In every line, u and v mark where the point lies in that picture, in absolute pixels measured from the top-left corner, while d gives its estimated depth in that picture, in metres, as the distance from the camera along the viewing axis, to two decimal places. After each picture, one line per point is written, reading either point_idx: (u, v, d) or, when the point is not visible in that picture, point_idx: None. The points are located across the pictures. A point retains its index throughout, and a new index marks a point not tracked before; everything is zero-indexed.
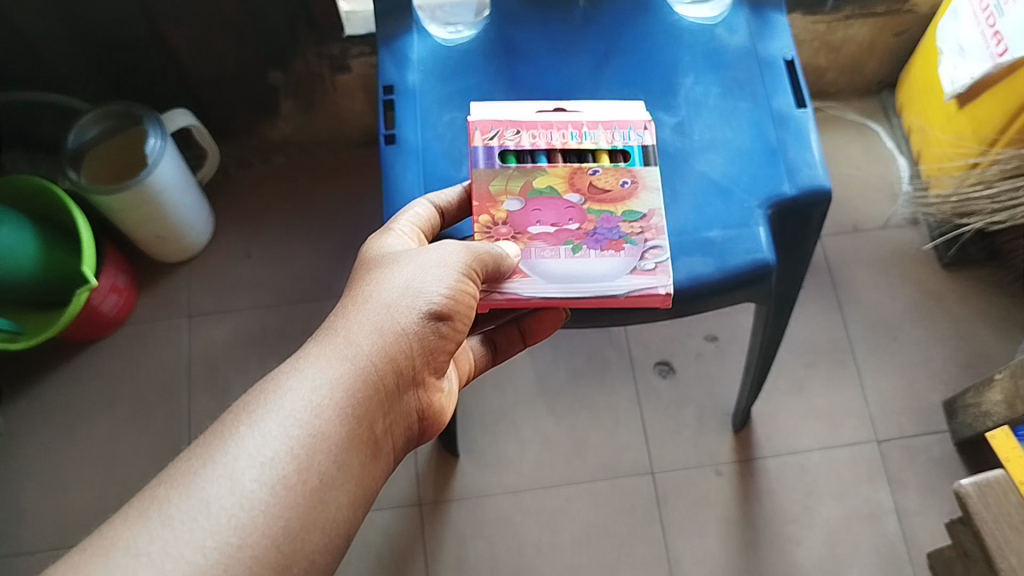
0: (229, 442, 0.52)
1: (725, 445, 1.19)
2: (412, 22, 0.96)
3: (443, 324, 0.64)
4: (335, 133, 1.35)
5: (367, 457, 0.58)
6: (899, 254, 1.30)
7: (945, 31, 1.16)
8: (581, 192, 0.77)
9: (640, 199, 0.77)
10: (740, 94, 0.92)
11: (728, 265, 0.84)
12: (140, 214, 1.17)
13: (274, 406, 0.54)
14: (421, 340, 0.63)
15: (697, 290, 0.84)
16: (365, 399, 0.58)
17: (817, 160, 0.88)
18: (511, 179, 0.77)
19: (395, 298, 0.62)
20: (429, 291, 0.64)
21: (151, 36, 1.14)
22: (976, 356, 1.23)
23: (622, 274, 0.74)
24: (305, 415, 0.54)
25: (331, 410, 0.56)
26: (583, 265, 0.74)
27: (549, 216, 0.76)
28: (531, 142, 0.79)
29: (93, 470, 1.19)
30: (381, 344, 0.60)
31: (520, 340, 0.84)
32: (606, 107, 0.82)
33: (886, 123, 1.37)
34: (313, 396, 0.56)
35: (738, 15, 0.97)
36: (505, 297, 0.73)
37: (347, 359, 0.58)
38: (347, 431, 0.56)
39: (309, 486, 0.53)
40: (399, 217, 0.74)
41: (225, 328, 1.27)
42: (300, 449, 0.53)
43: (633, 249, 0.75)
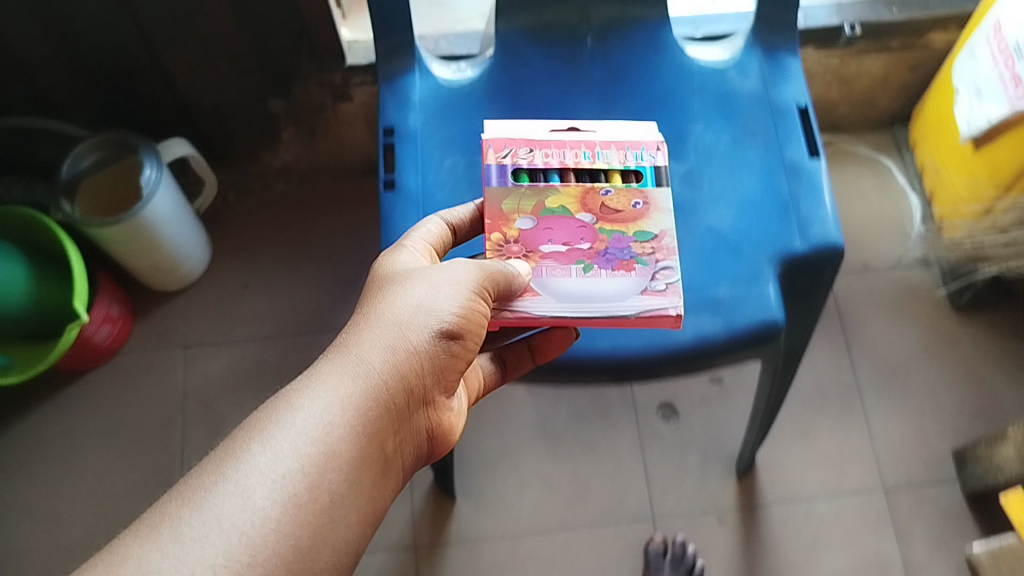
0: (239, 459, 0.50)
1: (728, 490, 1.16)
2: (414, 61, 0.92)
3: (458, 343, 0.60)
4: (336, 160, 1.32)
5: (377, 474, 0.55)
6: (911, 294, 1.26)
7: (961, 70, 1.13)
8: (592, 212, 0.73)
9: (653, 219, 0.73)
10: (751, 144, 0.90)
11: (736, 324, 0.82)
12: (135, 245, 1.14)
13: (284, 425, 0.52)
14: (435, 358, 0.59)
15: (705, 350, 0.82)
16: (377, 417, 0.55)
17: (830, 215, 0.85)
18: (523, 199, 0.73)
19: (409, 314, 0.59)
20: (442, 307, 0.60)
21: (149, 61, 1.11)
22: (988, 403, 1.20)
23: (632, 294, 0.70)
24: (316, 434, 0.52)
25: (342, 428, 0.53)
26: (594, 285, 0.70)
27: (561, 236, 0.72)
28: (543, 161, 0.74)
29: (84, 506, 1.16)
30: (395, 361, 0.57)
31: (529, 359, 0.79)
32: (621, 128, 0.78)
33: (899, 158, 1.34)
34: (325, 413, 0.53)
35: (751, 58, 0.94)
36: (513, 314, 0.68)
37: (360, 375, 0.55)
38: (359, 449, 0.53)
39: (319, 505, 0.50)
40: (412, 233, 0.71)
41: (221, 360, 1.25)
42: (311, 467, 0.51)
43: (647, 270, 0.71)
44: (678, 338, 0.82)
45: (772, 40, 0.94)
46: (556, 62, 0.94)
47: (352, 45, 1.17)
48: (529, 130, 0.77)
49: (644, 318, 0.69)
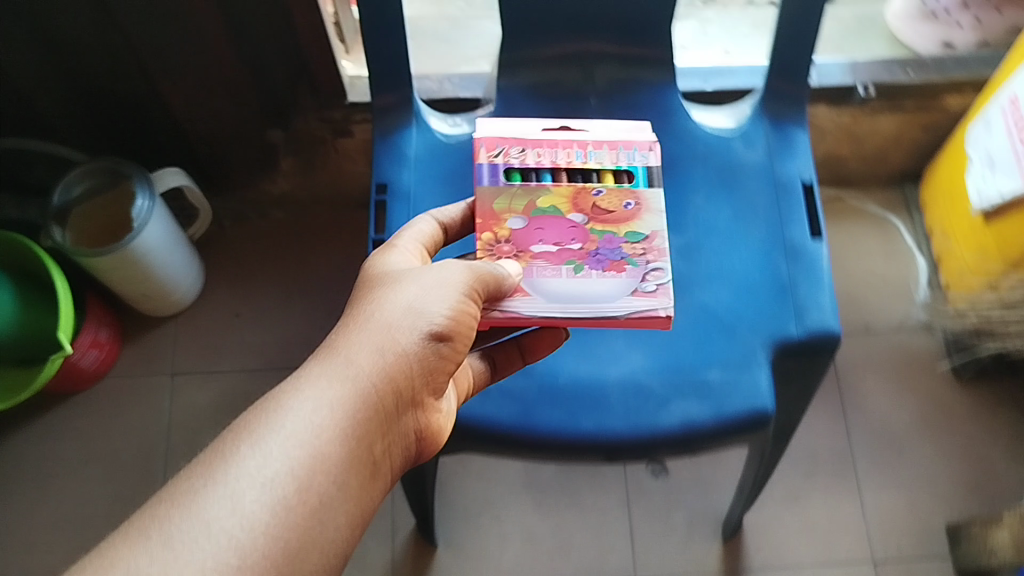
0: (225, 462, 0.47)
1: (713, 553, 1.15)
2: (412, 115, 0.90)
3: (447, 343, 0.59)
4: (336, 191, 1.31)
5: (367, 477, 0.53)
6: (910, 360, 1.25)
7: (975, 138, 1.10)
8: (585, 213, 0.76)
9: (643, 220, 0.76)
10: (752, 220, 0.87)
11: (725, 411, 0.80)
12: (125, 274, 1.13)
13: (274, 427, 0.49)
14: (425, 360, 0.57)
15: (691, 437, 0.80)
16: (368, 418, 0.53)
17: (828, 301, 0.83)
18: (515, 199, 0.76)
19: (400, 314, 0.57)
20: (433, 309, 0.59)
21: (148, 91, 1.08)
22: (983, 477, 1.18)
23: (622, 295, 0.72)
24: (305, 435, 0.50)
25: (332, 429, 0.51)
26: (584, 286, 0.72)
27: (551, 237, 0.75)
28: (536, 160, 0.78)
29: (61, 534, 1.15)
30: (386, 361, 0.55)
31: (520, 359, 0.79)
32: (613, 128, 0.82)
33: (908, 218, 1.32)
34: (314, 415, 0.51)
35: (758, 129, 0.91)
36: (503, 313, 0.70)
37: (350, 375, 0.53)
38: (349, 451, 0.51)
39: (309, 508, 0.48)
40: (404, 233, 0.71)
41: (208, 391, 1.24)
42: (300, 469, 0.49)
43: (637, 269, 0.74)
44: (665, 423, 0.80)
45: (779, 111, 0.91)
46: (558, 102, 0.90)
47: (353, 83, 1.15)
48: (524, 129, 0.81)
49: (635, 319, 0.72)
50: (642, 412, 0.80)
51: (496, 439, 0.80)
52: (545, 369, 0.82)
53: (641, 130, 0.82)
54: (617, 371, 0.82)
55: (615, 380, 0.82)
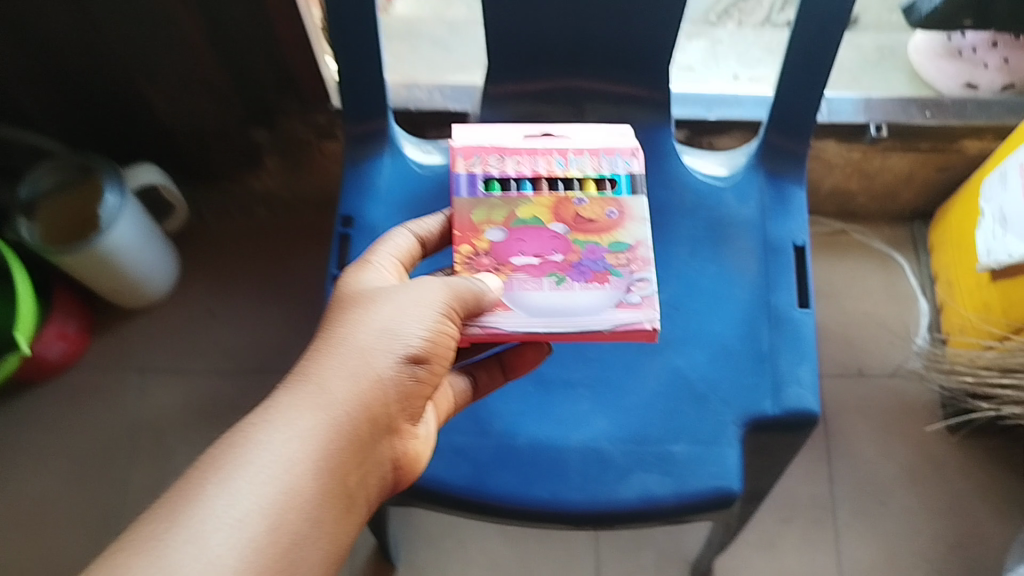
0: (194, 504, 0.47)
1: None
2: (387, 142, 0.85)
3: (424, 366, 0.57)
4: (322, 190, 1.28)
5: (343, 507, 0.52)
6: (903, 409, 1.20)
7: (989, 191, 1.04)
8: (568, 221, 0.66)
9: (628, 229, 0.66)
10: (737, 280, 0.82)
11: (687, 488, 0.75)
12: (94, 271, 1.10)
13: (244, 464, 0.49)
14: (402, 385, 0.56)
15: (649, 513, 0.75)
16: (340, 449, 0.52)
17: (809, 378, 0.78)
18: (494, 209, 0.67)
19: (375, 338, 0.55)
20: (408, 332, 0.56)
21: (122, 79, 1.04)
22: (968, 537, 1.13)
23: (605, 308, 0.62)
24: (275, 471, 0.49)
25: (303, 464, 0.50)
26: (565, 298, 0.63)
27: (532, 248, 0.65)
28: (516, 168, 0.69)
29: (14, 528, 1.13)
30: (361, 390, 0.54)
31: (501, 376, 0.72)
32: (595, 132, 0.73)
33: (914, 257, 1.28)
34: (285, 450, 0.50)
35: (752, 182, 0.86)
36: (481, 328, 0.61)
37: (323, 407, 0.52)
38: (322, 483, 0.51)
39: (281, 548, 0.48)
40: (380, 247, 0.64)
41: (176, 390, 1.21)
42: (270, 507, 0.48)
43: (624, 280, 0.64)
44: (622, 496, 0.76)
45: (777, 167, 0.85)
46: None
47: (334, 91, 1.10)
48: (502, 134, 0.72)
49: (618, 333, 0.62)
50: (600, 483, 0.76)
51: (445, 499, 0.76)
52: (502, 429, 0.79)
53: (627, 134, 0.72)
54: (579, 435, 0.78)
55: (575, 445, 0.78)
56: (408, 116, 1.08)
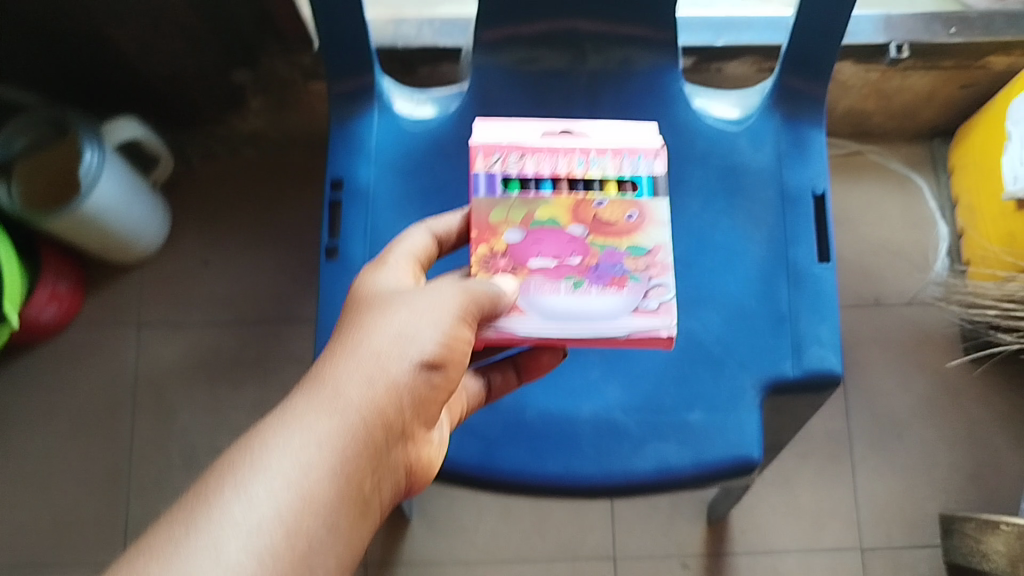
0: (205, 512, 0.40)
1: (697, 535, 1.10)
2: (375, 97, 0.80)
3: (444, 369, 0.51)
4: (312, 129, 1.22)
5: (358, 515, 0.46)
6: (921, 338, 1.17)
7: (1018, 114, 0.98)
8: (586, 223, 0.62)
9: (648, 232, 0.62)
10: (752, 234, 0.77)
11: (704, 458, 0.71)
12: (82, 232, 1.06)
13: (260, 467, 0.42)
14: (421, 388, 0.49)
15: (666, 484, 0.72)
16: (360, 454, 0.45)
17: (831, 337, 0.74)
18: (512, 209, 0.62)
19: (396, 338, 0.49)
20: (426, 332, 0.50)
21: (91, 30, 0.98)
22: (985, 466, 1.11)
23: (622, 314, 0.60)
24: (293, 475, 0.43)
25: (323, 468, 0.44)
26: (583, 304, 0.60)
27: (548, 251, 0.61)
28: (535, 167, 0.63)
29: (18, 492, 1.11)
30: (382, 393, 0.47)
31: (516, 379, 0.68)
32: (621, 130, 0.67)
33: (933, 178, 1.24)
34: (305, 453, 0.44)
35: (768, 126, 0.80)
36: (497, 332, 0.59)
37: (343, 407, 0.46)
38: (341, 489, 0.44)
39: (298, 559, 0.41)
40: (396, 246, 0.58)
41: (175, 345, 1.18)
42: (288, 512, 0.42)
43: (642, 286, 0.61)
44: (636, 468, 0.72)
45: (794, 110, 0.80)
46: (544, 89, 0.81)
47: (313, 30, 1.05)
48: (519, 129, 0.66)
49: (634, 341, 0.60)
50: (613, 455, 0.72)
51: (455, 476, 0.72)
52: (512, 402, 0.74)
53: (652, 130, 0.66)
54: (590, 405, 0.74)
55: (586, 415, 0.74)
56: (395, 54, 1.02)
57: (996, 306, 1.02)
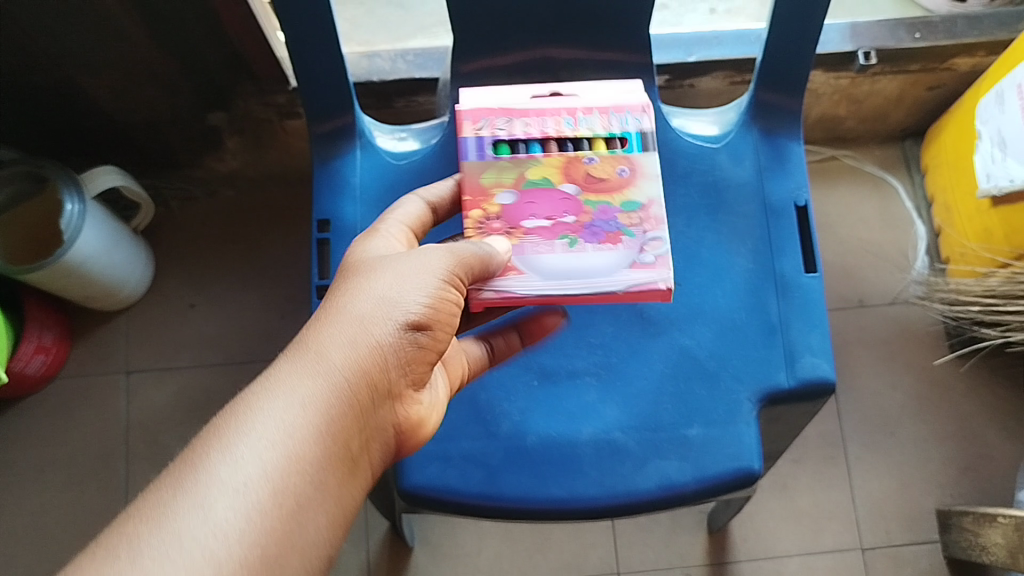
0: (193, 476, 0.42)
1: (698, 546, 1.11)
2: (358, 135, 0.80)
3: (427, 330, 0.52)
4: (292, 165, 1.23)
5: (348, 470, 0.48)
6: (906, 336, 1.19)
7: (986, 113, 1.00)
8: (576, 180, 0.66)
9: (636, 186, 0.66)
10: (738, 246, 0.77)
11: (706, 472, 0.70)
12: (64, 283, 1.06)
13: (245, 430, 0.44)
14: (403, 350, 0.51)
15: (670, 501, 0.70)
16: (343, 413, 0.47)
17: (822, 345, 0.74)
18: (503, 171, 0.66)
19: (375, 304, 0.51)
20: (405, 297, 0.51)
21: (64, 80, 0.98)
22: (978, 458, 1.13)
23: (619, 268, 0.63)
24: (280, 435, 0.44)
25: (307, 428, 0.45)
26: (580, 260, 0.63)
27: (541, 210, 0.65)
28: (524, 130, 0.67)
29: (12, 548, 1.10)
30: (364, 355, 0.49)
31: (518, 342, 0.69)
32: (605, 89, 0.71)
33: (907, 178, 1.26)
34: (288, 414, 0.45)
35: (746, 142, 0.81)
36: (495, 292, 0.62)
37: (324, 370, 0.47)
38: (326, 447, 0.46)
39: (285, 514, 0.43)
40: (388, 215, 0.61)
41: (166, 389, 1.17)
42: (274, 469, 0.44)
43: (637, 239, 0.64)
44: (640, 487, 0.70)
45: (771, 124, 0.81)
46: None
47: (289, 69, 1.05)
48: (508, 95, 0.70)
49: (633, 293, 0.63)
50: (616, 475, 0.71)
51: (456, 506, 0.70)
52: (511, 429, 0.72)
53: (634, 91, 0.71)
54: (590, 427, 0.72)
55: (587, 437, 0.72)
56: (372, 88, 1.02)
57: (978, 302, 1.03)
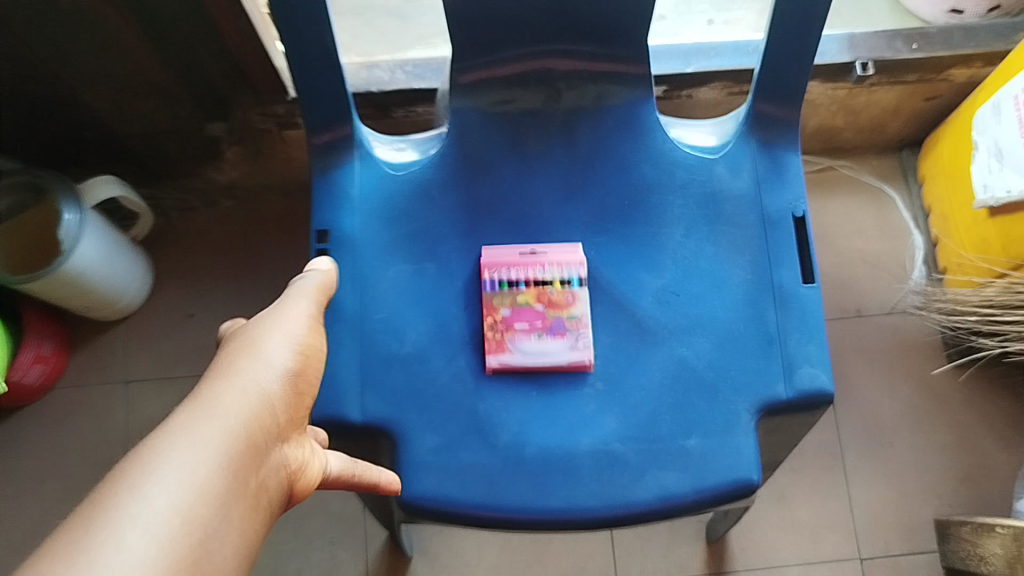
0: (105, 514, 0.36)
1: (697, 556, 1.10)
2: (356, 145, 0.80)
3: (304, 382, 0.48)
4: (292, 176, 1.23)
5: (257, 515, 0.41)
6: (904, 347, 1.19)
7: (983, 123, 1.00)
8: (542, 302, 0.76)
9: (583, 301, 0.76)
10: (737, 256, 0.77)
11: (706, 483, 0.70)
12: (63, 293, 1.05)
13: (155, 466, 0.38)
14: (289, 399, 0.46)
15: (669, 512, 0.70)
16: (251, 443, 0.42)
17: (821, 355, 0.74)
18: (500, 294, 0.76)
19: (258, 356, 0.47)
20: (280, 348, 0.48)
21: (63, 89, 0.98)
22: (977, 468, 1.13)
23: (559, 356, 0.74)
24: (190, 466, 0.39)
25: (218, 456, 0.40)
26: (535, 353, 0.74)
27: (523, 321, 0.75)
28: (515, 272, 0.77)
29: (9, 558, 1.09)
30: (257, 399, 0.44)
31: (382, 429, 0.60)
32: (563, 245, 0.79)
33: (904, 188, 1.27)
34: (194, 448, 0.40)
35: (745, 152, 0.81)
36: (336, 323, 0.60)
37: (220, 413, 0.42)
38: (237, 482, 0.40)
39: (199, 553, 0.37)
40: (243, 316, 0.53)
41: (165, 399, 1.17)
42: (186, 500, 0.37)
43: (582, 333, 0.75)
44: (639, 498, 0.70)
45: (769, 135, 0.81)
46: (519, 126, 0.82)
47: (289, 80, 1.05)
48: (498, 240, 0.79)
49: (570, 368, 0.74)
50: (614, 486, 0.70)
51: (454, 516, 0.70)
52: (509, 440, 0.72)
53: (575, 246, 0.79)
54: (589, 438, 0.72)
55: (586, 448, 0.71)
56: (371, 98, 1.03)
57: (976, 312, 1.03)
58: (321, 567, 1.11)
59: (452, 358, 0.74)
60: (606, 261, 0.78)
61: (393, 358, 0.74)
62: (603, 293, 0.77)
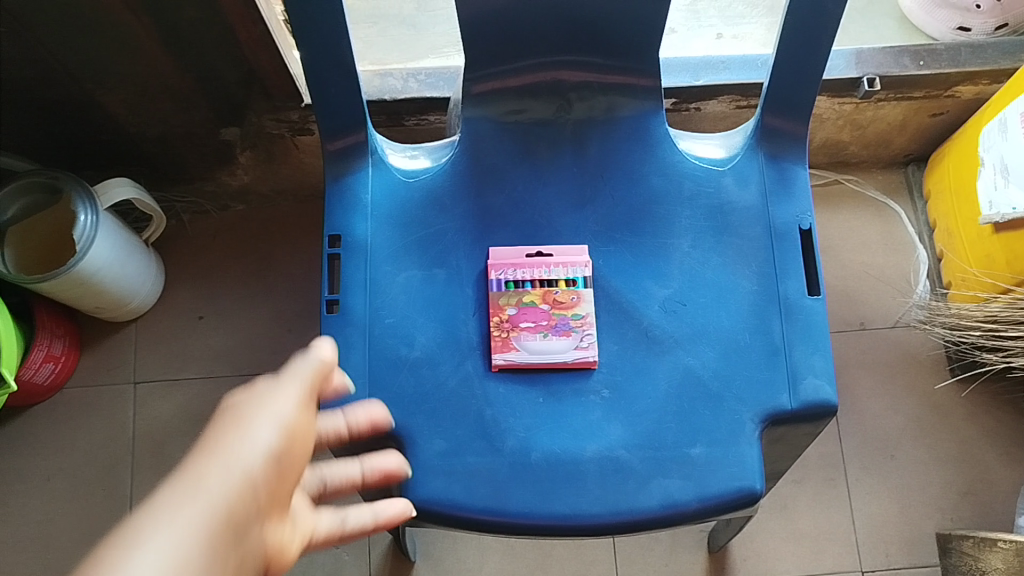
0: None
1: (698, 565, 1.11)
2: (370, 152, 0.81)
3: (298, 456, 0.46)
4: (302, 182, 1.24)
5: None
6: (908, 361, 1.20)
7: (989, 140, 1.01)
8: (548, 302, 0.78)
9: (587, 301, 0.78)
10: (743, 268, 0.78)
11: (709, 491, 0.71)
12: (76, 292, 1.07)
13: (133, 547, 0.36)
14: (277, 474, 0.44)
15: (673, 519, 0.71)
16: (230, 529, 0.40)
17: (825, 367, 0.75)
18: (507, 295, 0.77)
19: (251, 429, 0.44)
20: (270, 421, 0.45)
21: (80, 91, 1.00)
22: (978, 483, 1.14)
23: (566, 353, 0.75)
24: (167, 553, 0.37)
25: (196, 542, 0.38)
26: (542, 351, 0.75)
27: (529, 320, 0.77)
28: (521, 272, 0.78)
29: (17, 555, 1.10)
30: (242, 478, 0.42)
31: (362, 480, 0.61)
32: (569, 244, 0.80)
33: (909, 203, 1.28)
34: (172, 533, 0.38)
35: (753, 165, 0.82)
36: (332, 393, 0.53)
37: (200, 497, 0.40)
38: (213, 565, 0.39)
39: None
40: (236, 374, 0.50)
41: (173, 400, 1.18)
42: None
43: (588, 333, 0.76)
44: (643, 505, 0.71)
45: (776, 148, 0.82)
46: (531, 135, 0.83)
47: (304, 86, 1.06)
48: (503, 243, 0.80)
49: (577, 365, 0.75)
50: (618, 492, 0.71)
51: (460, 520, 0.71)
52: (515, 445, 0.73)
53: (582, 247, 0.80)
54: (595, 445, 0.73)
55: (591, 455, 0.72)
56: (384, 106, 1.04)
57: (979, 327, 1.04)
58: (325, 570, 1.12)
59: (460, 363, 0.75)
60: (614, 270, 0.79)
61: (401, 362, 0.75)
62: (611, 302, 0.78)
